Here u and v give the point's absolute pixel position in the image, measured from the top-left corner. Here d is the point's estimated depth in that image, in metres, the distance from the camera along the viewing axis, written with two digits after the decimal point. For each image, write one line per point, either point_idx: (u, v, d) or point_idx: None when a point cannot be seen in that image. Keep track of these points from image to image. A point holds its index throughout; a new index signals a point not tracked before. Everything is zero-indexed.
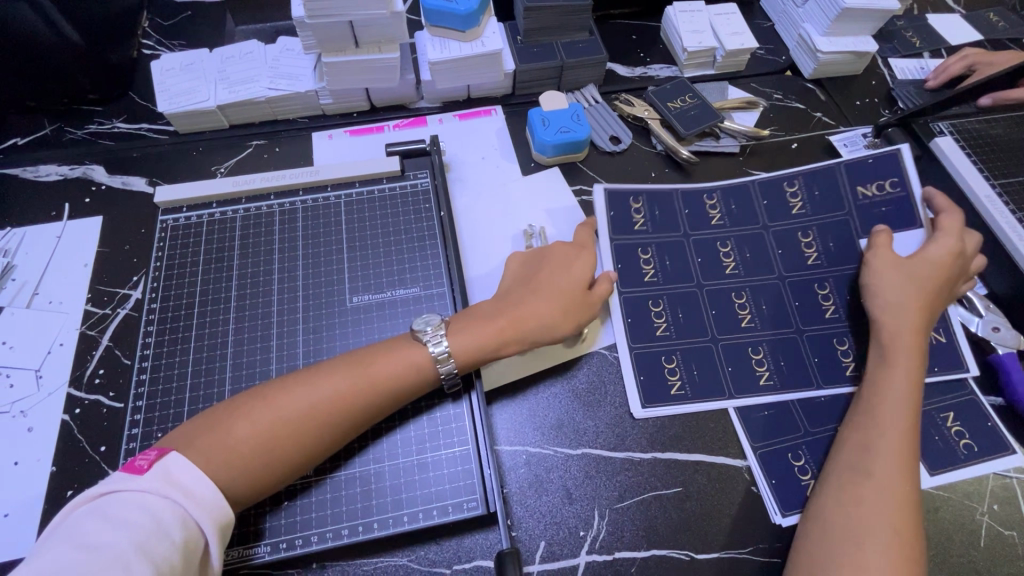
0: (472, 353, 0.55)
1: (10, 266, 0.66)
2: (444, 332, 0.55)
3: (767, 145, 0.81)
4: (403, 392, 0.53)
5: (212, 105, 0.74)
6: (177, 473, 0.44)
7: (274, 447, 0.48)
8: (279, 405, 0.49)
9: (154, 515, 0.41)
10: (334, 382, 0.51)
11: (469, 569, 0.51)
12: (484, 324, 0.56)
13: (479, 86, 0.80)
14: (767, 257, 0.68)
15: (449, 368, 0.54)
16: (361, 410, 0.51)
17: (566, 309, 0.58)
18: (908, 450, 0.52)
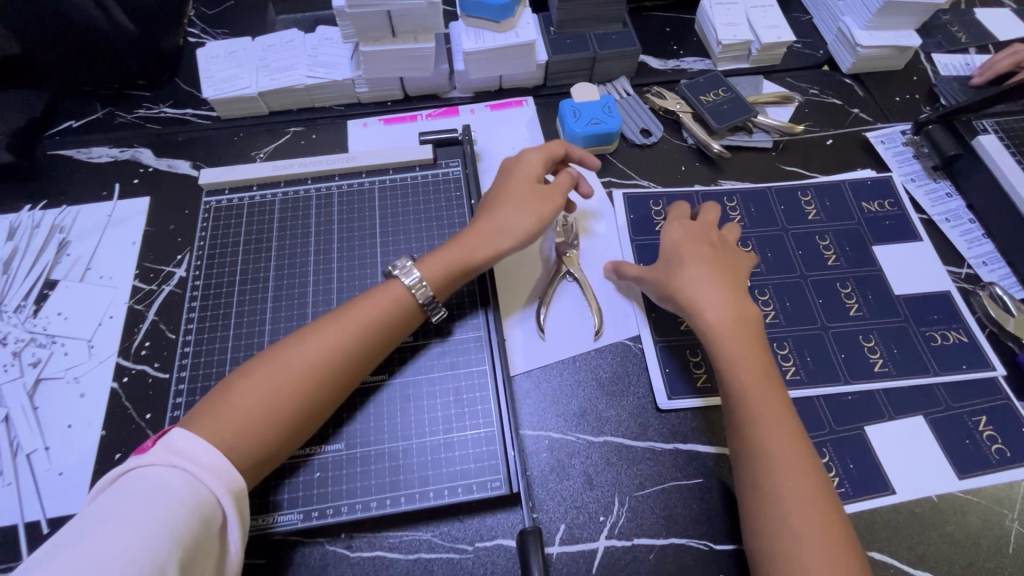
0: (445, 278, 0.58)
1: (65, 242, 0.70)
2: (413, 263, 0.58)
3: (801, 141, 0.80)
4: (384, 331, 0.55)
5: (253, 92, 0.77)
6: (178, 445, 0.45)
7: (278, 405, 0.49)
8: (275, 365, 0.51)
9: (162, 482, 0.42)
10: (326, 338, 0.53)
11: (490, 546, 0.52)
12: (451, 253, 0.59)
13: (511, 77, 0.81)
14: (788, 258, 0.68)
15: (425, 293, 0.57)
16: (355, 355, 0.53)
17: (538, 208, 0.62)
18: (798, 457, 0.50)
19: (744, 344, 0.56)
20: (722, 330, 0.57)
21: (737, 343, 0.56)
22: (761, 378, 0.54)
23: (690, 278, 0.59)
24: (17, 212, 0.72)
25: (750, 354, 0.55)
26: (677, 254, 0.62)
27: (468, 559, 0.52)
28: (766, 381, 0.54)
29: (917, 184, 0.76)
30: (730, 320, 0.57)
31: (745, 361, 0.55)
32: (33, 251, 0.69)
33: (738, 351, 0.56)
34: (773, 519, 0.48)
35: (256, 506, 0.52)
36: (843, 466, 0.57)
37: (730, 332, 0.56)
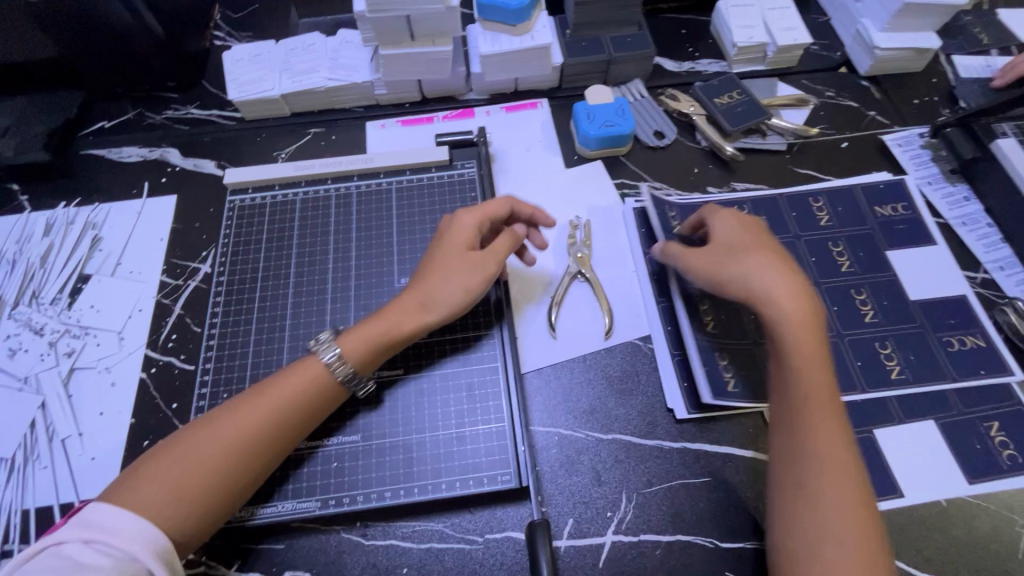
0: (367, 351, 0.56)
1: (97, 238, 0.73)
2: (335, 340, 0.56)
3: (816, 143, 0.80)
4: (305, 407, 0.53)
5: (276, 94, 0.79)
6: (93, 517, 0.45)
7: (190, 485, 0.48)
8: (191, 444, 0.50)
9: (74, 556, 0.42)
10: (244, 419, 0.51)
11: (500, 538, 0.54)
12: (377, 327, 0.57)
13: (526, 79, 0.82)
14: (801, 262, 0.69)
15: (345, 370, 0.55)
16: (273, 431, 0.52)
17: (471, 273, 0.59)
18: (845, 456, 0.50)
19: (809, 341, 0.54)
20: (794, 327, 0.54)
21: (801, 339, 0.53)
22: (820, 378, 0.53)
23: (753, 262, 0.56)
24: (52, 209, 0.75)
25: (814, 350, 0.53)
26: (739, 241, 0.58)
27: (478, 550, 0.54)
28: (821, 382, 0.53)
29: (934, 187, 0.75)
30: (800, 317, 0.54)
31: (807, 356, 0.53)
32: (68, 246, 0.72)
33: (803, 347, 0.53)
34: (811, 512, 0.48)
35: (276, 492, 0.55)
36: None
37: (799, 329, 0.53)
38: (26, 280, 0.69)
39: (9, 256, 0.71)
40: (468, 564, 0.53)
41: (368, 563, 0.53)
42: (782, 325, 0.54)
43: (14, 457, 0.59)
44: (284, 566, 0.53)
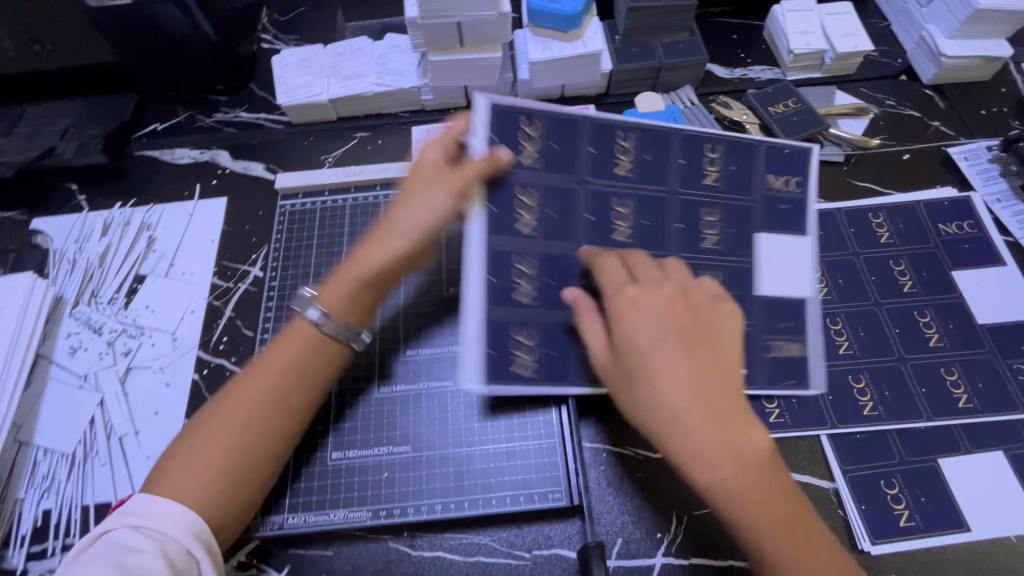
0: (341, 299, 0.55)
1: (152, 239, 0.74)
2: (315, 296, 0.56)
3: (875, 154, 0.77)
4: (290, 374, 0.53)
5: (324, 98, 0.79)
6: (127, 509, 0.46)
7: (211, 468, 0.48)
8: (207, 429, 0.50)
9: (122, 540, 0.44)
10: (239, 398, 0.51)
11: (548, 555, 0.53)
12: (345, 274, 0.56)
13: (574, 85, 0.81)
14: (860, 282, 0.66)
15: (332, 323, 0.55)
16: (278, 407, 0.52)
17: (448, 188, 0.56)
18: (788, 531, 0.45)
19: (728, 456, 0.46)
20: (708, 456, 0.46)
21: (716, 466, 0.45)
22: (756, 487, 0.46)
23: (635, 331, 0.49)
24: (109, 209, 0.77)
25: (733, 465, 0.45)
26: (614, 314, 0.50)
27: (526, 566, 0.53)
28: (764, 491, 0.46)
29: (1003, 205, 0.72)
30: (713, 435, 0.46)
31: (722, 480, 0.45)
32: (124, 246, 0.73)
33: (733, 466, 0.46)
34: None
35: (327, 500, 0.55)
36: (914, 498, 0.55)
37: (707, 459, 0.45)
38: (86, 279, 0.71)
39: (68, 255, 0.73)
40: None
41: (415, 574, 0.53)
42: (677, 446, 0.46)
43: (75, 453, 0.61)
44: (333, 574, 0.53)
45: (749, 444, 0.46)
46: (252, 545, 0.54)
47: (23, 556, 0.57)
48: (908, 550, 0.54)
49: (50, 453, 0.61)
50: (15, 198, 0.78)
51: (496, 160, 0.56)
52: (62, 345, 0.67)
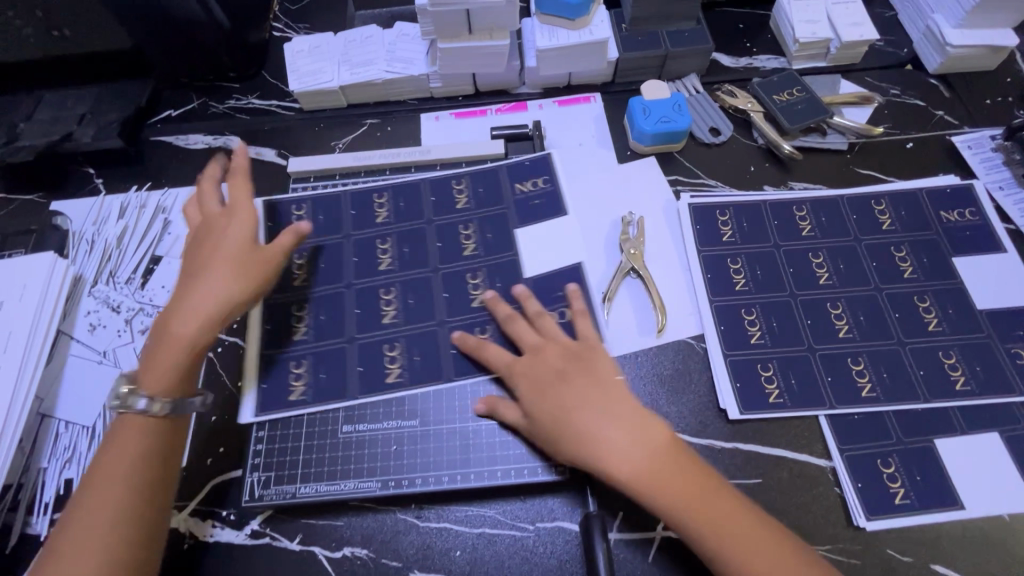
0: (174, 374, 0.55)
1: (167, 222, 0.76)
2: (141, 384, 0.54)
3: (879, 143, 0.78)
4: (134, 460, 0.52)
5: (335, 85, 0.81)
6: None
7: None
8: (93, 490, 0.51)
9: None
10: (99, 493, 0.50)
11: (551, 528, 0.55)
12: (175, 350, 0.56)
13: (581, 73, 0.82)
14: (860, 268, 0.67)
15: (165, 402, 0.54)
16: (129, 499, 0.51)
17: (237, 275, 0.59)
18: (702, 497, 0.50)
19: (643, 454, 0.52)
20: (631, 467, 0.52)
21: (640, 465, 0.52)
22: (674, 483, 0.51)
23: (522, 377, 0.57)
24: (125, 193, 0.79)
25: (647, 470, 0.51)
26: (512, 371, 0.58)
27: (529, 538, 0.55)
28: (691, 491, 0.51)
29: (1005, 192, 0.72)
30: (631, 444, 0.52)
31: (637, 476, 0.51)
32: (141, 228, 0.75)
33: (634, 460, 0.52)
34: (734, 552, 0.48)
35: (340, 471, 0.57)
36: (910, 477, 0.56)
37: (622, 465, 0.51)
38: (104, 259, 0.73)
39: (87, 237, 0.75)
40: (520, 551, 0.54)
41: (423, 543, 0.55)
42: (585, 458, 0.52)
43: (95, 426, 0.63)
44: (343, 542, 0.56)
45: (654, 433, 0.53)
46: (266, 514, 0.57)
47: (47, 522, 0.59)
48: (903, 527, 0.55)
49: (71, 426, 0.63)
50: (34, 182, 0.81)
51: (298, 230, 0.63)
52: (82, 322, 0.69)
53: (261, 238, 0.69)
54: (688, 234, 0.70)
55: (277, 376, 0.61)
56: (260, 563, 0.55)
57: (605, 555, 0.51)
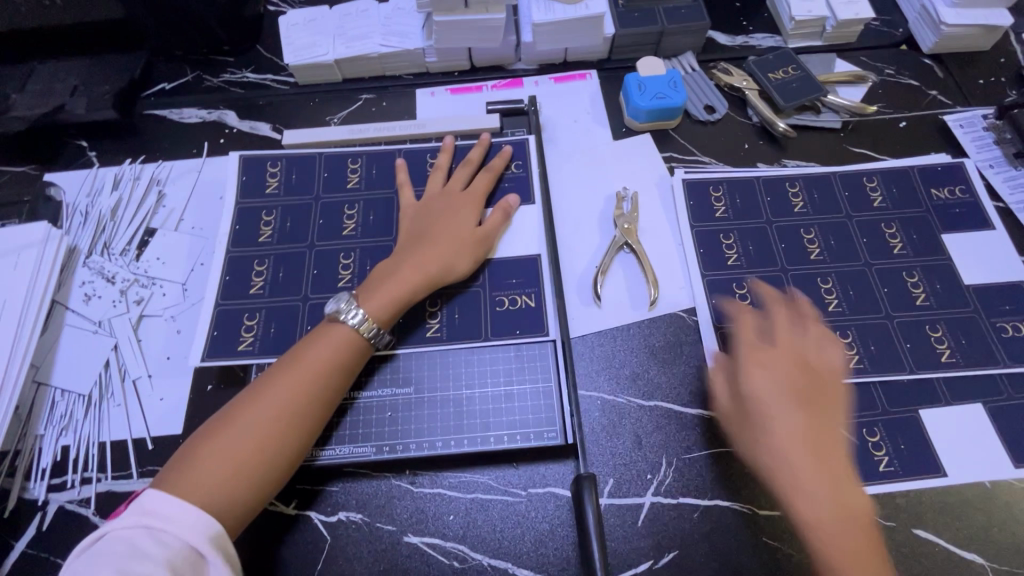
0: (386, 308, 0.57)
1: (161, 194, 0.76)
2: (358, 303, 0.57)
3: (872, 121, 0.78)
4: (319, 371, 0.54)
5: (330, 59, 0.80)
6: (151, 506, 0.46)
7: (234, 463, 0.49)
8: (242, 422, 0.51)
9: (136, 544, 0.43)
10: (270, 387, 0.53)
11: (543, 494, 0.56)
12: (389, 283, 0.58)
13: (577, 49, 0.82)
14: (851, 244, 0.68)
15: (372, 327, 0.56)
16: (290, 404, 0.52)
17: (468, 249, 0.62)
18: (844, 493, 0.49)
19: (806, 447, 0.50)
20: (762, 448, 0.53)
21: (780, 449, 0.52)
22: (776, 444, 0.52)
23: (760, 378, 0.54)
24: (119, 165, 0.79)
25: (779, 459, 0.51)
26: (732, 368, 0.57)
27: (522, 503, 0.56)
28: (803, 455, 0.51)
29: (995, 170, 0.73)
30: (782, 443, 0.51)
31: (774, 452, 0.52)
32: (135, 201, 0.75)
33: (785, 440, 0.51)
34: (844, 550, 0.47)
35: (334, 437, 0.58)
36: (894, 445, 0.58)
37: (798, 443, 0.50)
38: (98, 230, 0.73)
39: (81, 209, 0.75)
40: (512, 516, 0.56)
41: (416, 508, 0.56)
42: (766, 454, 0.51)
43: (91, 394, 0.64)
44: (338, 507, 0.56)
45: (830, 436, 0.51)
46: None
47: (45, 488, 0.60)
48: (887, 493, 0.56)
49: (67, 394, 0.64)
50: (27, 154, 0.80)
51: (508, 205, 0.66)
52: (76, 293, 0.69)
53: (255, 210, 0.69)
54: (684, 211, 0.71)
55: (276, 345, 0.62)
56: (255, 527, 0.55)
57: (596, 519, 0.52)
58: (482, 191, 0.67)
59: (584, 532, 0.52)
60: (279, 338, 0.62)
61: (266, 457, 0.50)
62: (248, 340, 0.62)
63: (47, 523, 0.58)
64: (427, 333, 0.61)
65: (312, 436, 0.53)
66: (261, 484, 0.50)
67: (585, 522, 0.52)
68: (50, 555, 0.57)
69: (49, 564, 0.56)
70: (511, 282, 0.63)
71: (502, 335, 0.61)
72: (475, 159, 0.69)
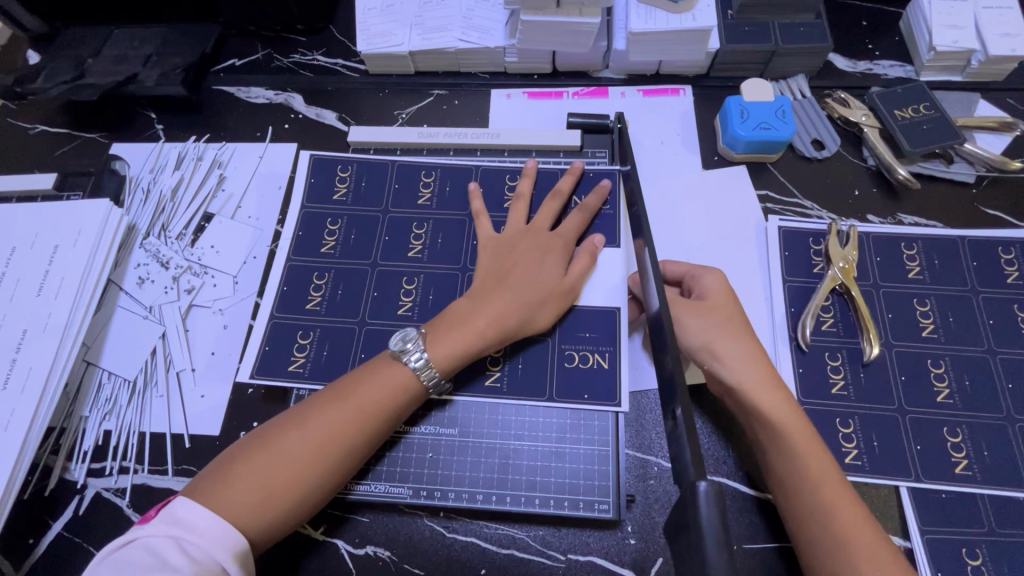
0: (452, 360, 0.53)
1: (222, 177, 0.74)
2: (423, 345, 0.53)
3: (1013, 179, 0.67)
4: (370, 412, 0.50)
5: (404, 50, 0.75)
6: (181, 514, 0.45)
7: (268, 491, 0.47)
8: (284, 446, 0.48)
9: (161, 554, 0.42)
10: (317, 417, 0.50)
11: (583, 562, 0.52)
12: (459, 330, 0.53)
13: (673, 62, 0.74)
14: (974, 325, 0.59)
15: (433, 377, 0.52)
16: (334, 442, 0.49)
17: (552, 304, 0.56)
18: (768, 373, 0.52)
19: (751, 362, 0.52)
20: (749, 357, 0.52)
21: (733, 335, 0.53)
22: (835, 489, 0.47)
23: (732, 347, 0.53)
24: (184, 142, 0.77)
25: (789, 408, 0.50)
26: (718, 314, 0.55)
27: (559, 568, 0.52)
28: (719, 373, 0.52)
29: None
30: (735, 337, 0.53)
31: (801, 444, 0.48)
32: (195, 182, 0.74)
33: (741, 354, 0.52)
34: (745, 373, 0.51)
35: (372, 472, 0.54)
36: (999, 574, 0.50)
37: (755, 372, 0.51)
38: (157, 210, 0.72)
39: (144, 185, 0.74)
40: None
41: (448, 556, 0.53)
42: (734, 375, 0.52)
43: (136, 380, 0.63)
44: (366, 540, 0.54)
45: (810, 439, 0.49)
46: None
47: (84, 471, 0.60)
48: None
49: (113, 377, 0.63)
50: (99, 122, 0.80)
51: (593, 246, 0.59)
52: (131, 275, 0.68)
53: (315, 210, 0.66)
54: (778, 262, 0.63)
55: (328, 370, 0.59)
56: (282, 550, 0.53)
57: (722, 517, 0.29)
58: (573, 232, 0.60)
59: (694, 540, 0.29)
60: (333, 362, 0.59)
61: (301, 489, 0.48)
62: (300, 360, 0.59)
63: (84, 507, 0.58)
64: (486, 382, 0.56)
65: (344, 475, 0.50)
66: (285, 515, 0.47)
67: (696, 523, 0.29)
68: (82, 541, 0.57)
69: (82, 550, 0.56)
70: (583, 332, 0.57)
71: (566, 398, 0.55)
72: (564, 192, 0.63)
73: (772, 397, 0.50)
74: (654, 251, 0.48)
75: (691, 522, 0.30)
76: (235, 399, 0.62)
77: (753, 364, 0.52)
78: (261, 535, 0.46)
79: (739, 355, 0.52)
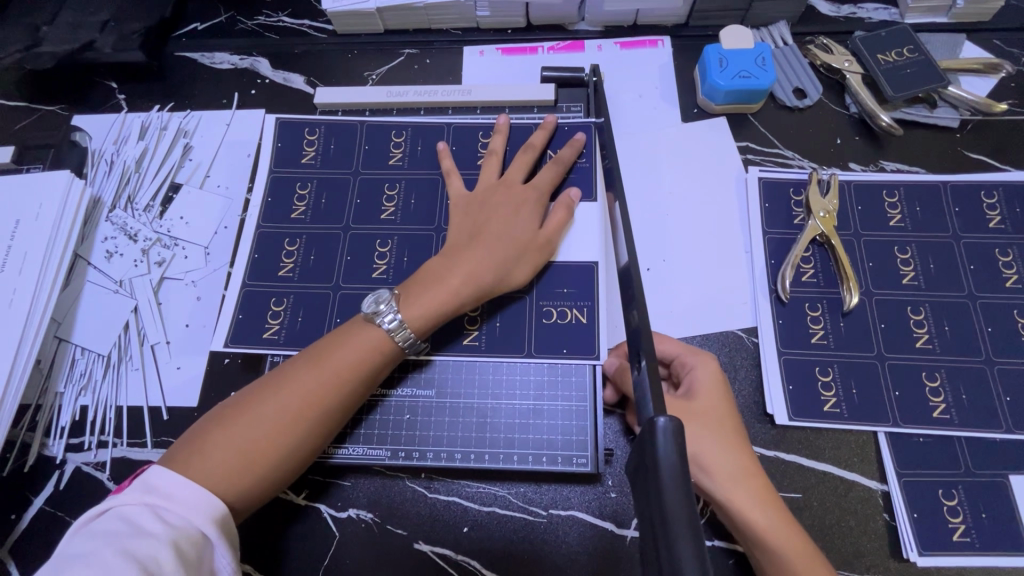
0: (428, 319, 0.52)
1: (188, 147, 0.71)
2: (397, 306, 0.52)
3: (997, 122, 0.66)
4: (346, 375, 0.50)
5: (371, 6, 0.72)
6: (157, 482, 0.44)
7: (245, 457, 0.46)
8: (260, 412, 0.48)
9: (137, 520, 0.41)
10: (291, 382, 0.49)
11: (565, 516, 0.52)
12: (434, 289, 0.52)
13: (651, 11, 0.71)
14: (955, 272, 0.58)
15: (408, 337, 0.51)
16: (310, 406, 0.49)
17: (527, 258, 0.55)
18: (762, 486, 0.48)
19: (744, 471, 0.48)
20: (743, 466, 0.48)
21: (727, 445, 0.48)
22: None
23: (725, 461, 0.48)
24: (147, 112, 0.75)
25: (789, 526, 0.46)
26: (709, 418, 0.49)
27: (541, 524, 0.52)
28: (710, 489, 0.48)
29: None
30: (729, 446, 0.48)
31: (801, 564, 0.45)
32: (161, 152, 0.71)
33: (734, 466, 0.48)
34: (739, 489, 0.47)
35: (350, 434, 0.54)
36: (974, 514, 0.50)
37: (749, 486, 0.47)
38: (122, 181, 0.70)
39: (107, 156, 0.71)
40: (530, 535, 0.52)
41: (429, 515, 0.53)
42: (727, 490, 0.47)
43: (110, 355, 0.62)
44: (348, 503, 0.54)
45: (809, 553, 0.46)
46: None
47: (62, 446, 0.59)
48: (955, 565, 0.49)
49: (87, 352, 0.62)
50: (59, 93, 0.77)
51: (570, 200, 0.58)
52: (99, 249, 0.67)
53: (283, 177, 0.64)
54: (758, 214, 0.62)
55: (303, 337, 0.58)
56: (264, 516, 0.53)
57: (679, 452, 0.30)
58: (547, 185, 0.59)
59: (652, 477, 0.29)
60: (308, 329, 0.58)
61: (280, 454, 0.47)
62: (274, 328, 0.58)
63: (64, 482, 0.58)
64: (464, 341, 0.56)
65: (323, 438, 0.50)
66: (264, 479, 0.47)
67: (653, 460, 0.30)
68: (65, 514, 0.57)
69: (64, 524, 0.56)
70: (560, 287, 0.57)
71: (545, 352, 0.55)
72: (538, 145, 0.61)
73: (769, 516, 0.46)
74: (625, 203, 0.47)
75: (650, 462, 0.30)
76: (211, 369, 0.61)
77: (747, 474, 0.48)
78: (256, 488, 0.47)
79: (733, 469, 0.48)
